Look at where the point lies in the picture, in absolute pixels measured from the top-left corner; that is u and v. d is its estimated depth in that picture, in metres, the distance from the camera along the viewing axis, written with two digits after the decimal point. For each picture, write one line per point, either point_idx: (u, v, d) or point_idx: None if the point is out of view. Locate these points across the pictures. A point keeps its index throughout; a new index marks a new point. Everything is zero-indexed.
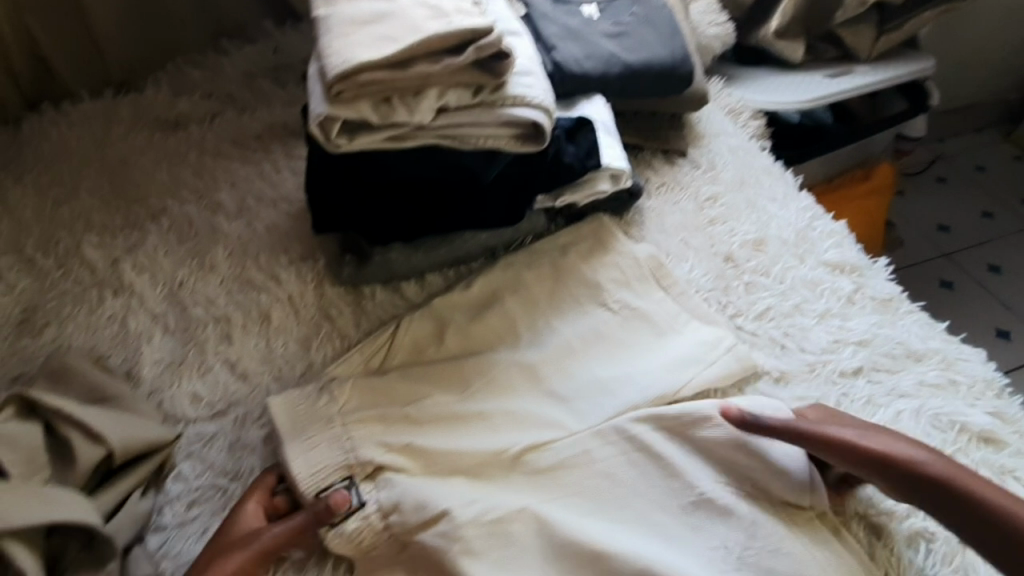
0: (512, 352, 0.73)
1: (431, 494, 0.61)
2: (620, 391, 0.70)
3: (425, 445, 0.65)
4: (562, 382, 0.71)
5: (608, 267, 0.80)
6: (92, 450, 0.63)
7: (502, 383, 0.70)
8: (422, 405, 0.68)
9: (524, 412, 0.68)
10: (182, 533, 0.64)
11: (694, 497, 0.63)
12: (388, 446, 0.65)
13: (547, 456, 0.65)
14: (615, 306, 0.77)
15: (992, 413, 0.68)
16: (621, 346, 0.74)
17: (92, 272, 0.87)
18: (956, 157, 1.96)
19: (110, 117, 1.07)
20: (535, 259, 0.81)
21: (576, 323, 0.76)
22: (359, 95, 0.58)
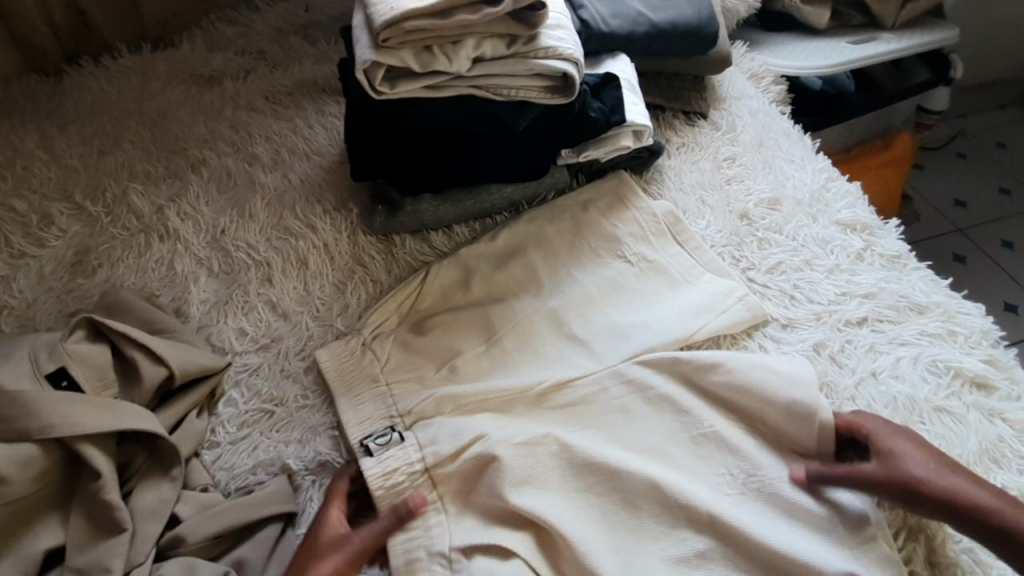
0: (536, 299, 0.78)
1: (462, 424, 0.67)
2: (636, 336, 0.74)
3: (456, 388, 0.71)
4: (582, 328, 0.75)
5: (627, 222, 0.84)
6: (155, 370, 0.69)
7: (526, 328, 0.75)
8: (453, 348, 0.74)
9: (545, 356, 0.74)
10: (234, 450, 0.70)
11: (705, 429, 0.67)
12: (421, 386, 0.71)
13: (568, 393, 0.70)
14: (634, 258, 0.81)
15: (988, 362, 0.72)
16: (637, 296, 0.78)
17: (138, 218, 0.92)
18: (977, 133, 1.95)
19: (149, 72, 1.11)
20: (558, 214, 0.85)
21: (597, 274, 0.80)
22: (402, 43, 0.62)
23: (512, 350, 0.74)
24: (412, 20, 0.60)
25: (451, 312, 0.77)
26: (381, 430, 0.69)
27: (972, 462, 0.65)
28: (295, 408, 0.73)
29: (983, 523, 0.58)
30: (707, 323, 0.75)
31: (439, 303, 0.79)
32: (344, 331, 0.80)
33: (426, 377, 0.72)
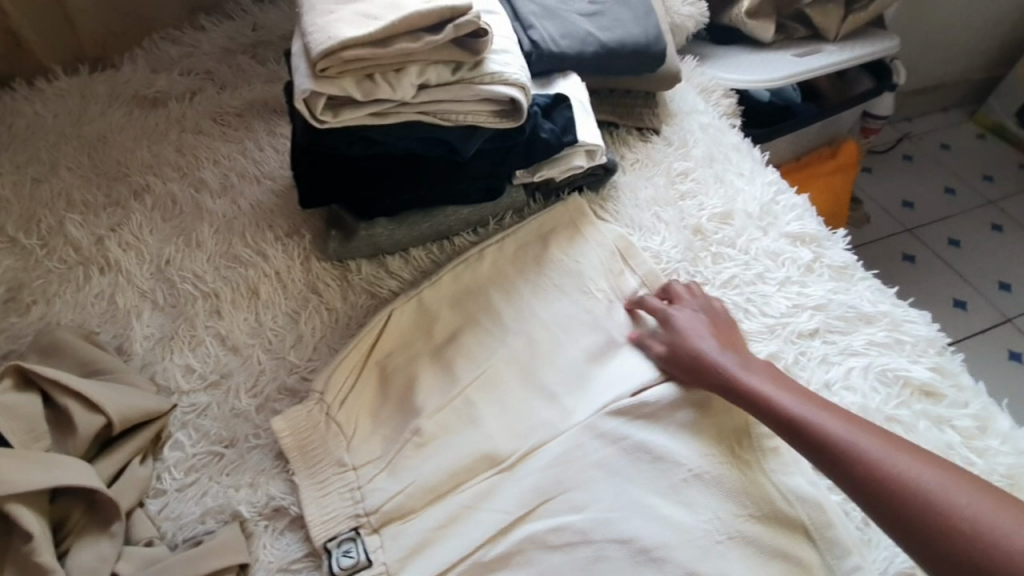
0: (499, 349, 0.75)
1: (427, 478, 0.65)
2: (597, 362, 0.74)
3: (421, 472, 0.66)
4: (544, 370, 0.73)
5: (578, 253, 0.83)
6: (92, 418, 0.65)
7: (491, 376, 0.72)
8: (414, 405, 0.70)
9: (512, 407, 0.70)
10: (181, 498, 0.67)
11: (683, 474, 0.65)
12: (385, 473, 0.66)
13: (538, 457, 0.66)
14: (595, 297, 0.80)
15: (933, 369, 0.75)
16: (600, 332, 0.77)
17: (76, 250, 0.88)
18: (921, 136, 2.04)
19: (87, 94, 1.06)
20: (515, 258, 0.84)
21: (558, 313, 0.78)
22: (342, 72, 0.60)
23: (479, 405, 0.70)
24: (351, 49, 0.59)
25: (411, 368, 0.73)
26: (343, 532, 0.63)
27: None
28: (245, 449, 0.70)
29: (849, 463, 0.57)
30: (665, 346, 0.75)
31: (398, 347, 0.76)
32: (297, 363, 0.78)
33: (388, 441, 0.69)
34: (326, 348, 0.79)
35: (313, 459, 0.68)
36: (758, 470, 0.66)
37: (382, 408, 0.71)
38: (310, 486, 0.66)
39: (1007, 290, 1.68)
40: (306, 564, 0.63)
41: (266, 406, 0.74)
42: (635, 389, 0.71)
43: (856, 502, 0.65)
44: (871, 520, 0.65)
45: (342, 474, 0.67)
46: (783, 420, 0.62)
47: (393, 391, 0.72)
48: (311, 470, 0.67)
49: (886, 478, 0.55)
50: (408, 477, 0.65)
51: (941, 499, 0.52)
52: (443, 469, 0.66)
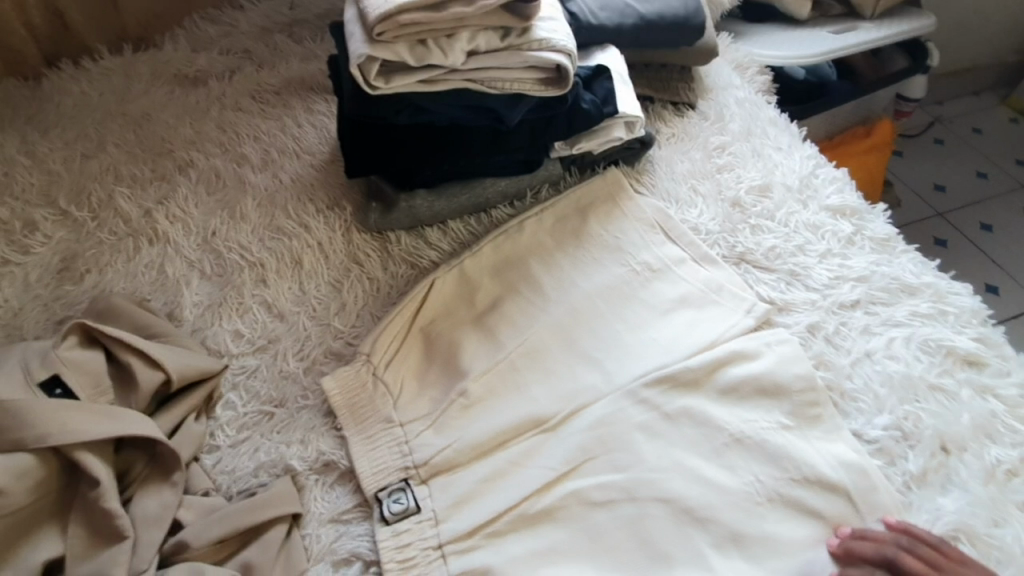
0: (540, 316, 0.76)
1: (472, 437, 0.67)
2: (638, 329, 0.75)
3: (468, 431, 0.67)
4: (585, 336, 0.74)
5: (615, 225, 0.84)
6: (151, 376, 0.68)
7: (532, 343, 0.74)
8: (458, 368, 0.72)
9: (555, 371, 0.72)
10: (234, 453, 0.69)
11: (726, 437, 0.65)
12: (432, 431, 0.68)
13: (581, 419, 0.67)
14: (633, 267, 0.80)
15: (978, 339, 0.74)
16: (640, 302, 0.77)
17: (125, 222, 0.91)
18: (955, 120, 1.99)
19: (131, 73, 1.09)
20: (553, 229, 0.85)
21: (597, 281, 0.79)
22: (397, 36, 0.61)
23: (523, 369, 0.72)
24: (406, 13, 0.60)
25: (455, 333, 0.75)
26: (394, 482, 0.65)
27: (966, 438, 0.66)
28: (294, 410, 0.72)
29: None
30: (706, 315, 0.76)
31: (441, 314, 0.77)
32: (341, 330, 0.80)
33: (435, 401, 0.70)
34: (369, 316, 0.81)
35: (360, 415, 0.70)
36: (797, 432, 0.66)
37: (426, 372, 0.73)
38: (360, 443, 0.68)
39: None
40: (356, 515, 0.65)
41: (313, 369, 0.76)
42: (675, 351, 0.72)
43: (898, 466, 0.65)
44: (915, 483, 0.64)
45: (389, 430, 0.69)
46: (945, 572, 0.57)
47: (436, 355, 0.74)
48: (360, 428, 0.69)
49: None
50: (455, 433, 0.67)
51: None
52: (488, 428, 0.67)
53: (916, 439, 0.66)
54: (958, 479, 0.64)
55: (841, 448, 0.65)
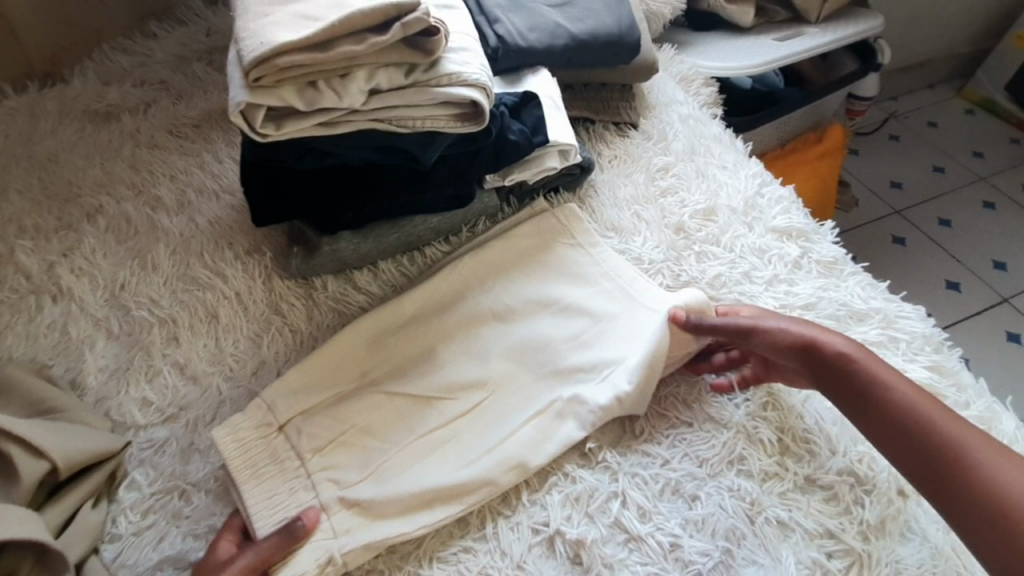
0: (462, 355, 0.72)
1: (392, 489, 0.62)
2: (569, 349, 0.72)
3: (393, 475, 0.64)
4: (510, 367, 0.71)
5: (527, 258, 0.80)
6: (35, 466, 0.61)
7: (450, 382, 0.70)
8: (384, 438, 0.66)
9: (486, 406, 0.68)
10: (137, 543, 0.63)
11: (660, 485, 0.64)
12: (362, 517, 0.61)
13: (503, 451, 0.65)
14: (560, 290, 0.77)
15: (930, 367, 0.72)
16: (564, 332, 0.73)
17: (26, 278, 0.82)
18: (909, 115, 2.00)
19: (35, 112, 1.00)
20: (471, 274, 0.78)
21: (516, 302, 0.76)
22: (281, 80, 0.57)
23: (447, 405, 0.68)
24: (287, 55, 0.55)
25: (380, 402, 0.68)
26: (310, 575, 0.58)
27: None
28: (207, 486, 0.66)
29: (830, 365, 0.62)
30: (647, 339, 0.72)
31: (365, 376, 0.71)
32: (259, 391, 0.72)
33: (361, 465, 0.65)
34: None
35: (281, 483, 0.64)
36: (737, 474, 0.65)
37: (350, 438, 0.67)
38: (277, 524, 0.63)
39: (1002, 269, 1.64)
40: None
41: None
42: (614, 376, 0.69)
43: (853, 514, 0.63)
44: (872, 533, 0.61)
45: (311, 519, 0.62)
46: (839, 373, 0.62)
47: None
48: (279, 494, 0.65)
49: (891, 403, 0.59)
50: (390, 485, 0.63)
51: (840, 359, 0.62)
52: (405, 476, 0.63)
53: (871, 483, 0.64)
54: (915, 525, 0.62)
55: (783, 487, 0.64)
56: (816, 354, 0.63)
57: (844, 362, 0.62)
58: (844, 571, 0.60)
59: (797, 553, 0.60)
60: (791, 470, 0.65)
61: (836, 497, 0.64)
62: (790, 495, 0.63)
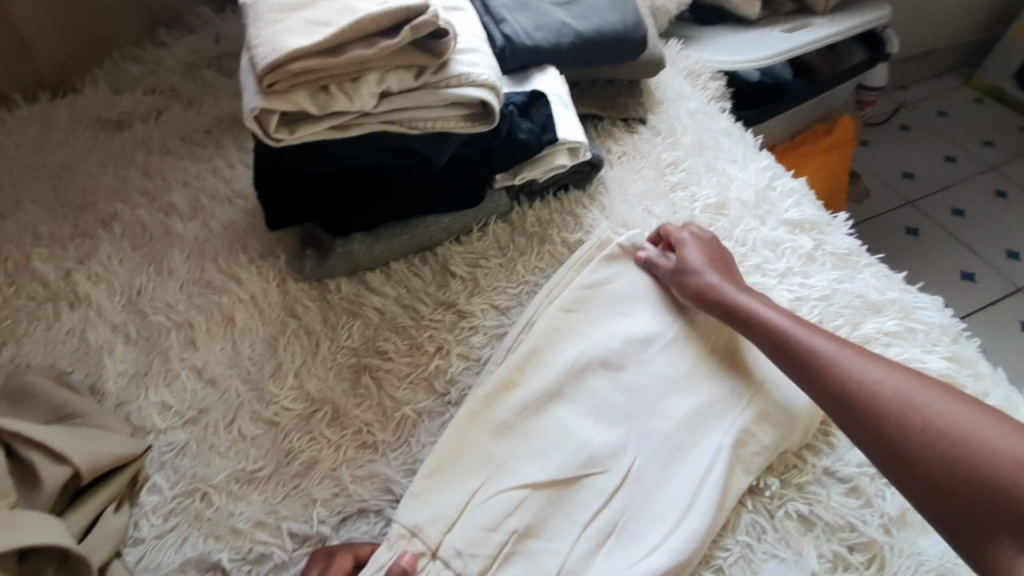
0: (579, 411, 0.66)
1: (492, 539, 0.59)
2: (660, 378, 0.69)
3: (546, 556, 0.58)
4: (597, 398, 0.67)
5: (622, 295, 0.74)
6: (57, 471, 0.62)
7: (538, 417, 0.66)
8: (477, 481, 0.62)
9: (633, 470, 0.63)
10: (161, 546, 0.63)
11: None
12: (466, 568, 0.57)
13: (606, 496, 0.61)
14: (636, 307, 0.74)
15: (948, 358, 0.72)
16: (648, 357, 0.70)
17: (44, 286, 0.83)
18: (917, 105, 1.98)
19: (48, 121, 1.01)
20: (563, 314, 0.72)
21: (624, 343, 0.71)
22: (293, 85, 0.57)
23: (583, 470, 0.63)
24: (299, 60, 0.55)
25: (468, 439, 0.64)
26: None
27: None
28: (227, 489, 0.66)
29: (765, 330, 0.66)
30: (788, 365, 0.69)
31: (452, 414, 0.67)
32: (276, 394, 0.72)
33: (456, 510, 0.60)
34: (308, 375, 0.73)
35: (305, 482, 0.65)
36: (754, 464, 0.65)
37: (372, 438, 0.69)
38: (298, 525, 0.64)
39: (1016, 258, 1.62)
40: None
41: (244, 445, 0.69)
42: (760, 408, 0.66)
43: (874, 506, 0.62)
44: (893, 526, 0.61)
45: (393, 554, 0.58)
46: (770, 337, 0.66)
47: (391, 417, 0.71)
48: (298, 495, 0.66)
49: (804, 348, 0.63)
50: (491, 534, 0.59)
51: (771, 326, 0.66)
52: (505, 526, 0.59)
53: None
54: None
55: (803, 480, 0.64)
56: (749, 321, 0.68)
57: (772, 328, 0.66)
58: (866, 565, 0.59)
59: (817, 548, 0.60)
60: (809, 463, 0.65)
61: (856, 490, 0.63)
62: (808, 488, 0.63)
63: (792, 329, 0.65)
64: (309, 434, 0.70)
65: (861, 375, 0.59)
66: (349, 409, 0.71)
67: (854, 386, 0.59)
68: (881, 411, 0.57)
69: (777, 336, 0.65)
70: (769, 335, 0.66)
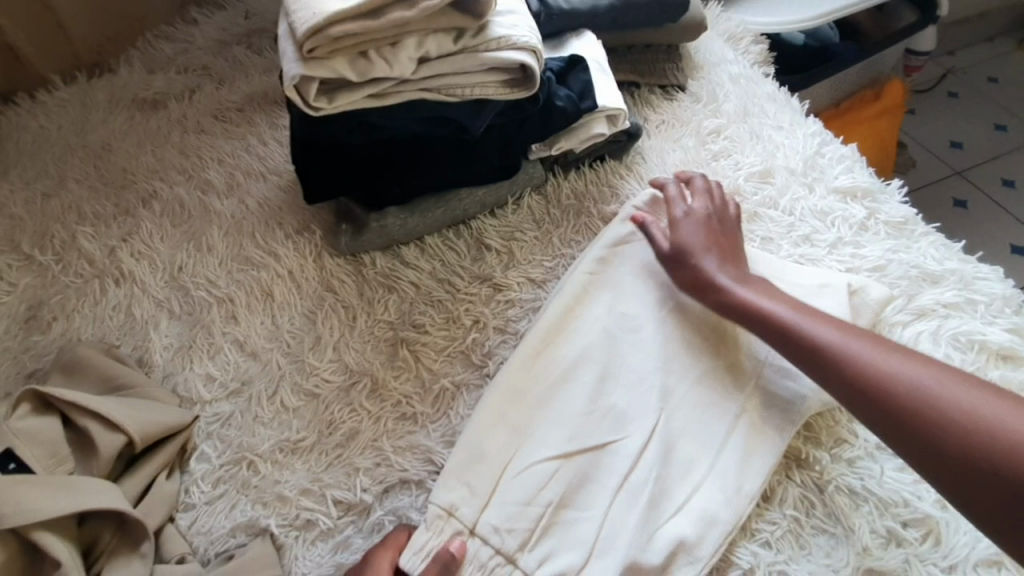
0: (603, 378, 0.65)
1: (528, 511, 0.58)
2: (688, 345, 0.67)
3: (581, 525, 0.58)
4: (623, 367, 0.66)
5: (642, 259, 0.73)
6: (112, 440, 0.64)
7: (562, 389, 0.65)
8: (506, 455, 0.62)
9: (660, 435, 0.62)
10: (211, 512, 0.65)
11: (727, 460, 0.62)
12: (504, 542, 0.58)
13: (642, 465, 0.60)
14: (660, 276, 0.72)
15: (1012, 330, 0.68)
16: (676, 325, 0.68)
17: (90, 263, 0.85)
18: (969, 70, 1.87)
19: (88, 102, 1.03)
20: (586, 285, 0.71)
21: (638, 307, 0.70)
22: (332, 51, 0.56)
23: (609, 437, 0.62)
24: (339, 25, 0.54)
25: (494, 415, 0.64)
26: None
27: None
28: (272, 457, 0.67)
29: (756, 316, 0.63)
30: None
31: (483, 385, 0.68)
32: (316, 366, 0.73)
33: (490, 484, 0.60)
34: (346, 348, 0.74)
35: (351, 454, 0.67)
36: (802, 437, 0.63)
37: (411, 410, 0.70)
38: (341, 492, 0.65)
39: None
40: None
41: (286, 416, 0.70)
42: (781, 366, 0.65)
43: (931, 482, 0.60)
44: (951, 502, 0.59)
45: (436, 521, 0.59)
46: (760, 322, 0.63)
47: (429, 388, 0.71)
48: (341, 464, 0.66)
49: (799, 337, 0.60)
50: (527, 508, 0.59)
51: (762, 312, 0.63)
52: (539, 499, 0.59)
53: None
54: None
55: (853, 455, 0.62)
56: (738, 305, 0.64)
57: (763, 313, 0.63)
58: (921, 541, 0.57)
59: (870, 523, 0.58)
60: (860, 437, 0.63)
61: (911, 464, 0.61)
62: (860, 463, 0.61)
63: (784, 312, 0.62)
64: (349, 406, 0.70)
65: (853, 359, 0.57)
66: (388, 381, 0.71)
67: (853, 377, 0.56)
68: (913, 414, 0.53)
69: (773, 320, 0.62)
70: (762, 321, 0.62)
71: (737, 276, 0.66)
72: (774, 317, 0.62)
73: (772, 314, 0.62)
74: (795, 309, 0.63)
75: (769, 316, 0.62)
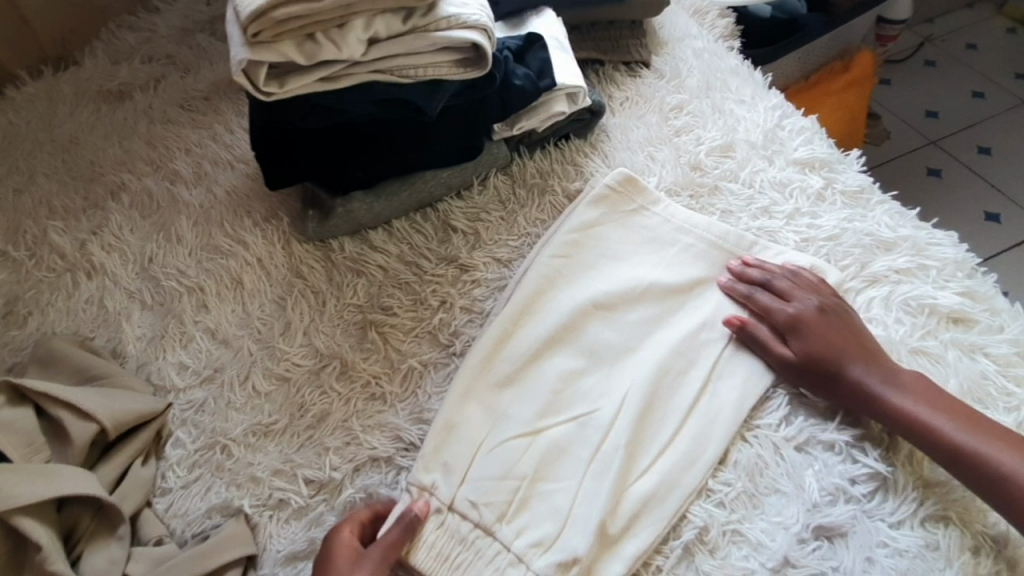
0: (574, 355, 0.68)
1: (504, 485, 0.60)
2: (651, 321, 0.70)
3: (555, 496, 0.60)
4: (591, 346, 0.68)
5: (611, 238, 0.75)
6: (85, 428, 0.65)
7: (533, 369, 0.67)
8: (481, 436, 0.63)
9: (627, 408, 0.64)
10: (187, 495, 0.67)
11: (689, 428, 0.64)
12: (482, 517, 0.59)
13: (611, 437, 0.62)
14: (624, 255, 0.74)
15: (962, 294, 0.70)
16: (639, 303, 0.71)
17: (61, 257, 0.85)
18: (946, 38, 1.86)
19: (54, 96, 1.02)
20: (557, 264, 0.73)
21: (605, 286, 0.71)
22: (279, 34, 0.56)
23: (580, 411, 0.64)
24: (283, 8, 0.54)
25: (468, 397, 0.65)
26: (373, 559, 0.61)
27: None
28: (246, 441, 0.69)
29: (836, 372, 0.63)
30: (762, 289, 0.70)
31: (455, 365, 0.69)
32: (287, 351, 0.74)
33: (466, 463, 0.62)
34: (316, 333, 0.75)
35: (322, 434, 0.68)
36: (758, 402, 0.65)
37: (381, 391, 0.71)
38: (312, 472, 0.66)
39: None
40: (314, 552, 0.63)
41: (258, 401, 0.71)
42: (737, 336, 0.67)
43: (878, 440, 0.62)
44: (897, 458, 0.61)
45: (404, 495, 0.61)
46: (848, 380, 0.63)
47: (398, 368, 0.72)
48: (313, 445, 0.68)
49: (861, 387, 0.62)
50: (503, 482, 0.60)
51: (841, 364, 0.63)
52: (514, 473, 0.61)
53: None
54: None
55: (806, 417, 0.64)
56: (820, 365, 0.64)
57: (840, 372, 0.63)
58: (869, 496, 0.60)
59: (819, 481, 0.60)
60: (812, 401, 0.65)
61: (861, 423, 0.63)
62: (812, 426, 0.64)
63: (850, 362, 0.63)
64: (319, 388, 0.72)
65: (902, 403, 0.60)
66: (357, 363, 0.73)
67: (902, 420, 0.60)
68: (957, 457, 0.58)
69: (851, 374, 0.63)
70: (843, 378, 0.63)
71: (825, 325, 0.65)
72: (847, 372, 0.63)
73: (843, 370, 0.63)
74: (870, 355, 0.64)
75: (847, 374, 0.62)
